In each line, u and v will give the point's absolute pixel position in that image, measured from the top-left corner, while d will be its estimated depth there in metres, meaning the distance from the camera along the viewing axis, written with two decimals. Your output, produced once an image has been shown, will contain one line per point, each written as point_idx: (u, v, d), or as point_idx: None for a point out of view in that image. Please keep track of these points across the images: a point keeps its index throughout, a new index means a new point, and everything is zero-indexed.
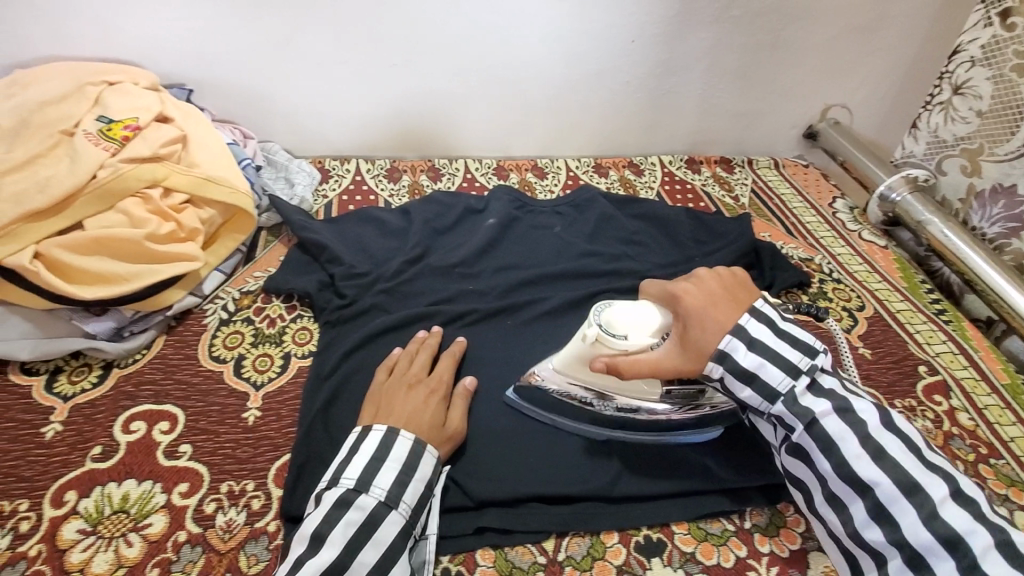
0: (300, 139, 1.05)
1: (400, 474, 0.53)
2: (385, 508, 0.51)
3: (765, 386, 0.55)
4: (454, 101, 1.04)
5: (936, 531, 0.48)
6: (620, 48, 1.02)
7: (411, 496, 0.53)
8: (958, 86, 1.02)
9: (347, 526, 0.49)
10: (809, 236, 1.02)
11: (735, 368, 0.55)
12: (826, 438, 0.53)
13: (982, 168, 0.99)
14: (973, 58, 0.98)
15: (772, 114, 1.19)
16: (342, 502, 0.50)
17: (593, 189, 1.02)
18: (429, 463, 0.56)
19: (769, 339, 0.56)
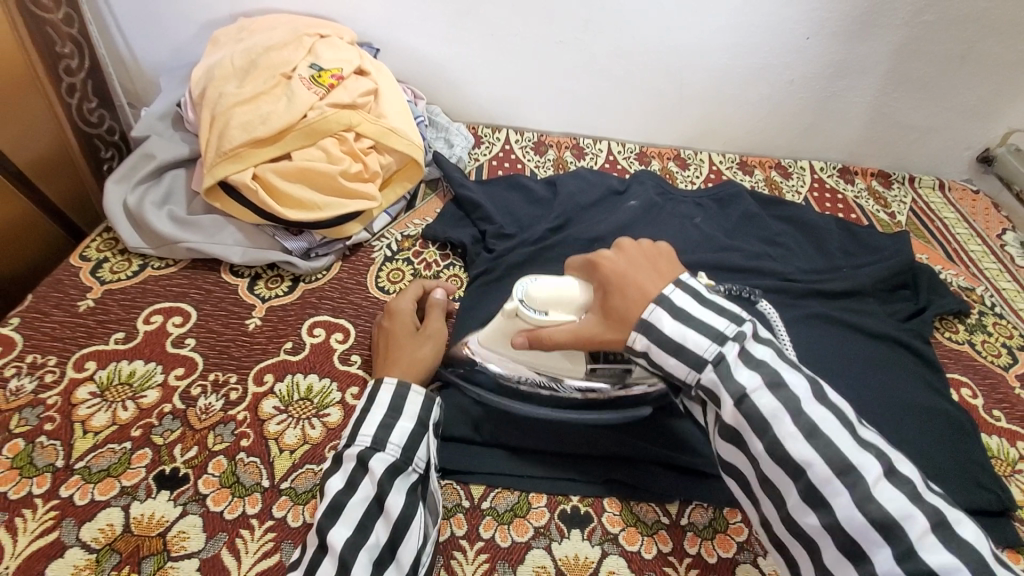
0: (460, 105, 1.13)
1: (382, 419, 0.56)
2: (371, 450, 0.54)
3: (687, 353, 0.51)
4: (611, 82, 1.07)
5: (866, 512, 0.45)
6: (792, 44, 0.99)
7: (399, 436, 0.55)
8: None
9: (342, 469, 0.53)
10: (972, 265, 0.95)
11: (661, 339, 0.52)
12: (759, 418, 0.49)
13: None
14: None
15: (944, 131, 1.10)
16: (338, 457, 0.54)
17: (738, 185, 1.01)
18: (416, 402, 0.58)
19: (695, 308, 0.53)
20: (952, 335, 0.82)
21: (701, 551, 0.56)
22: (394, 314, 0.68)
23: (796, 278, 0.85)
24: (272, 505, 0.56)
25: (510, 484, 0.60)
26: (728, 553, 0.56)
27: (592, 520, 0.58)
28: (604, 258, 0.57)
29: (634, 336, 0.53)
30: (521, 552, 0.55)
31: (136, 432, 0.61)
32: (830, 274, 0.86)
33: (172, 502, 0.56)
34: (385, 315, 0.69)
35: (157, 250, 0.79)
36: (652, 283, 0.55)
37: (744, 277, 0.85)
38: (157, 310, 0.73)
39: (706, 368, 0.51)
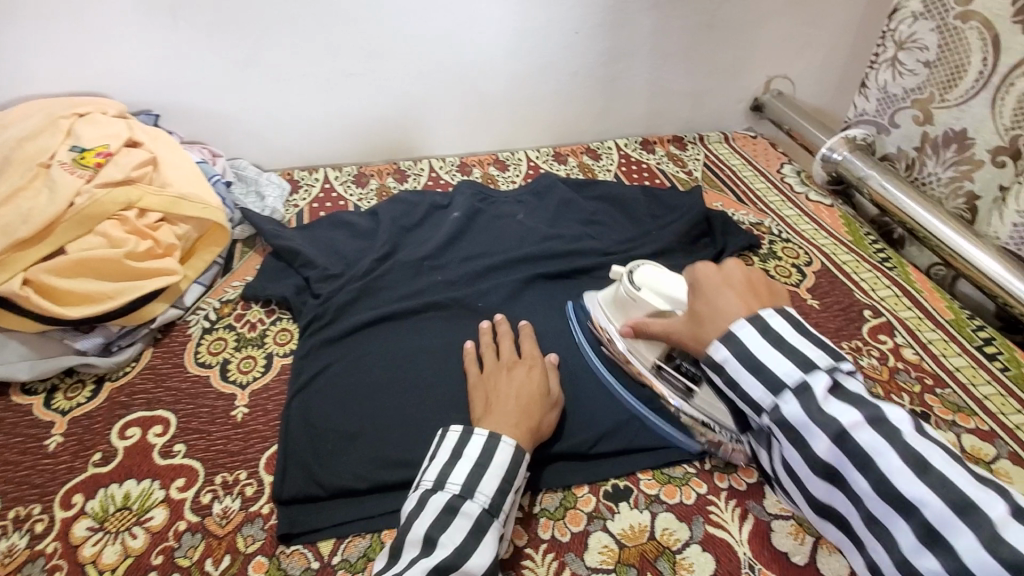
0: (271, 154, 1.10)
1: (500, 483, 0.54)
2: (488, 517, 0.52)
3: (767, 375, 0.51)
4: (413, 102, 1.09)
5: (998, 557, 0.40)
6: (565, 39, 1.07)
7: (508, 506, 0.55)
8: (902, 42, 0.96)
9: (460, 524, 0.51)
10: (759, 202, 1.07)
11: (745, 354, 0.53)
12: (860, 455, 0.46)
13: (934, 116, 0.93)
14: (914, 13, 0.92)
15: (719, 91, 1.24)
16: (449, 508, 0.52)
17: (552, 176, 1.07)
18: (523, 476, 0.57)
19: (790, 334, 0.53)
20: (749, 268, 0.92)
21: (554, 533, 0.58)
22: (535, 370, 0.66)
23: (614, 249, 0.92)
24: None
25: (360, 530, 0.58)
26: (579, 527, 0.59)
27: None
28: (706, 272, 0.61)
29: (716, 344, 0.55)
30: None
31: None
32: (642, 239, 0.93)
33: None
34: (524, 369, 0.66)
35: None
36: (740, 302, 0.57)
37: (568, 261, 0.90)
38: None
39: (789, 396, 0.50)
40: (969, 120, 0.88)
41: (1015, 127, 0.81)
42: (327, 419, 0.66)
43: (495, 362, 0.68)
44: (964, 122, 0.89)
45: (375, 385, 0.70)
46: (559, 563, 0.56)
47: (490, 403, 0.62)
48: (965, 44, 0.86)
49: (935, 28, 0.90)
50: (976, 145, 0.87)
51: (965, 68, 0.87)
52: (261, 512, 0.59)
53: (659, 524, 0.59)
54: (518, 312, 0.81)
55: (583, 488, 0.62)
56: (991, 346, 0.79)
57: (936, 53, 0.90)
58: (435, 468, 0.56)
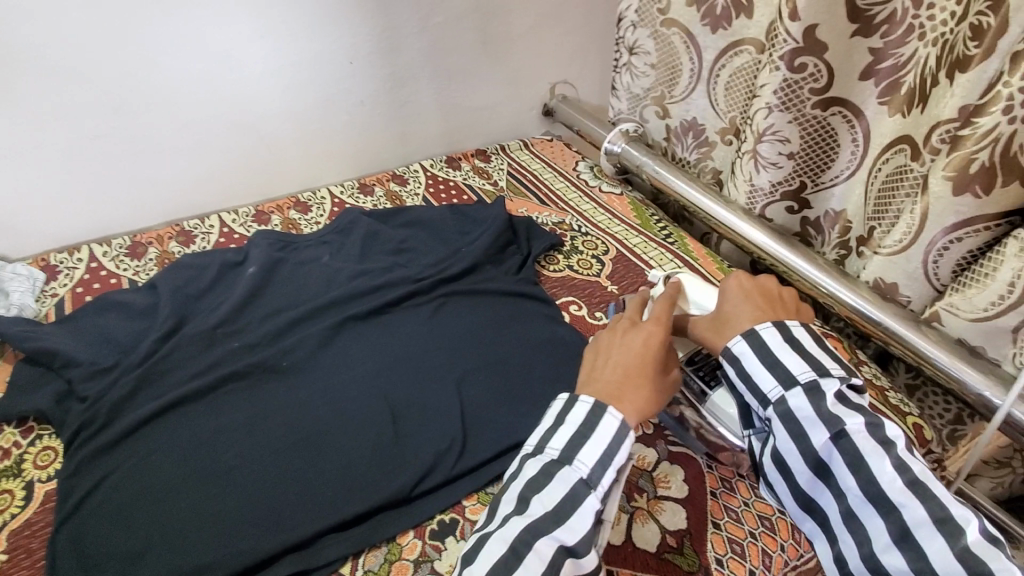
0: (13, 240, 0.94)
1: (602, 454, 0.49)
2: (585, 487, 0.48)
3: (782, 369, 0.52)
4: (184, 156, 1.00)
5: (964, 565, 0.44)
6: (340, 70, 1.05)
7: (610, 479, 0.49)
8: (632, 47, 1.11)
9: (556, 489, 0.48)
10: (560, 201, 1.13)
11: (760, 347, 0.54)
12: (854, 455, 0.48)
13: (670, 111, 1.11)
14: (634, 22, 1.08)
15: (510, 101, 1.30)
16: (546, 471, 0.49)
17: (355, 210, 1.04)
18: (626, 454, 0.50)
19: (807, 342, 0.54)
20: (554, 267, 0.97)
21: None
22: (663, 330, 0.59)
23: (425, 275, 0.91)
24: None
25: None
26: None
27: None
28: (736, 281, 0.61)
29: (736, 338, 0.55)
30: None
31: None
32: (452, 259, 0.94)
33: None
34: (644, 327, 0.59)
35: None
36: (757, 309, 0.58)
37: (380, 295, 0.88)
38: None
39: (798, 391, 0.51)
40: (694, 109, 1.06)
41: (730, 109, 0.99)
42: (100, 544, 0.57)
43: (624, 319, 0.62)
44: (691, 111, 1.07)
45: (164, 486, 0.62)
46: None
47: (591, 366, 0.57)
48: (675, 45, 1.03)
49: (651, 34, 1.06)
50: (707, 128, 1.06)
51: (680, 66, 1.04)
52: None
53: None
54: (328, 361, 0.77)
55: (409, 534, 0.61)
56: None
57: (656, 55, 1.07)
58: (537, 432, 0.53)
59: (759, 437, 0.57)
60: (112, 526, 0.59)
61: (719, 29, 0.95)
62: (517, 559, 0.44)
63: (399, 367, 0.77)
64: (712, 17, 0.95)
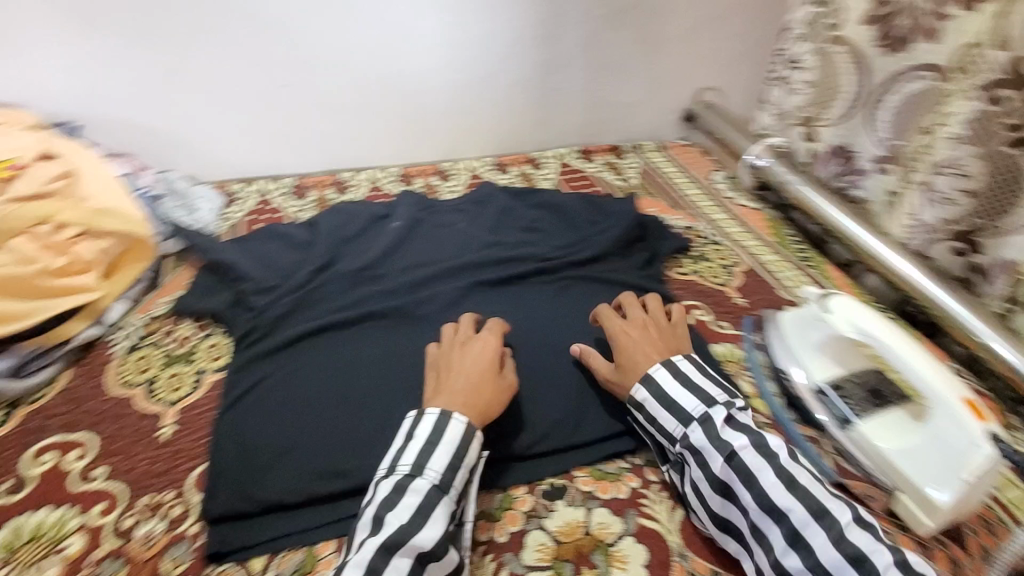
0: (203, 166, 1.07)
1: (452, 460, 0.56)
2: (438, 492, 0.54)
3: (678, 410, 0.61)
4: (352, 113, 1.09)
5: (841, 552, 0.50)
6: (502, 51, 1.10)
7: (461, 481, 0.56)
8: (792, 61, 1.07)
9: (408, 502, 0.53)
10: (692, 207, 1.12)
11: (659, 394, 0.63)
12: (744, 472, 0.56)
13: (819, 133, 1.05)
14: (801, 35, 1.04)
15: (653, 101, 1.29)
16: (399, 488, 0.53)
17: (493, 185, 1.08)
18: (475, 451, 0.58)
19: (672, 387, 0.63)
20: (681, 270, 0.96)
21: (492, 535, 0.59)
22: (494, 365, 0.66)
23: (553, 255, 0.94)
24: None
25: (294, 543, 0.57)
26: (517, 527, 0.60)
27: None
28: (619, 329, 0.71)
29: (636, 388, 0.64)
30: None
31: None
32: (580, 244, 0.96)
33: None
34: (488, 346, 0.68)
35: None
36: (651, 355, 0.67)
37: (508, 266, 0.92)
38: None
39: (695, 426, 0.60)
40: (848, 134, 1.00)
41: (893, 138, 0.92)
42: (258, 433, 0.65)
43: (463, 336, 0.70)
44: (844, 136, 1.01)
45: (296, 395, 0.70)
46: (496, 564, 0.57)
47: (440, 382, 0.63)
48: (837, 66, 0.99)
49: (814, 50, 1.02)
50: (860, 155, 0.99)
51: (840, 87, 0.99)
52: (188, 534, 0.57)
53: (595, 519, 0.61)
54: (455, 319, 0.81)
55: (521, 488, 0.63)
56: None
57: (816, 73, 1.03)
58: (391, 455, 0.57)
59: (675, 470, 0.62)
60: (268, 421, 0.66)
61: (893, 53, 0.90)
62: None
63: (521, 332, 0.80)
64: (889, 39, 0.90)
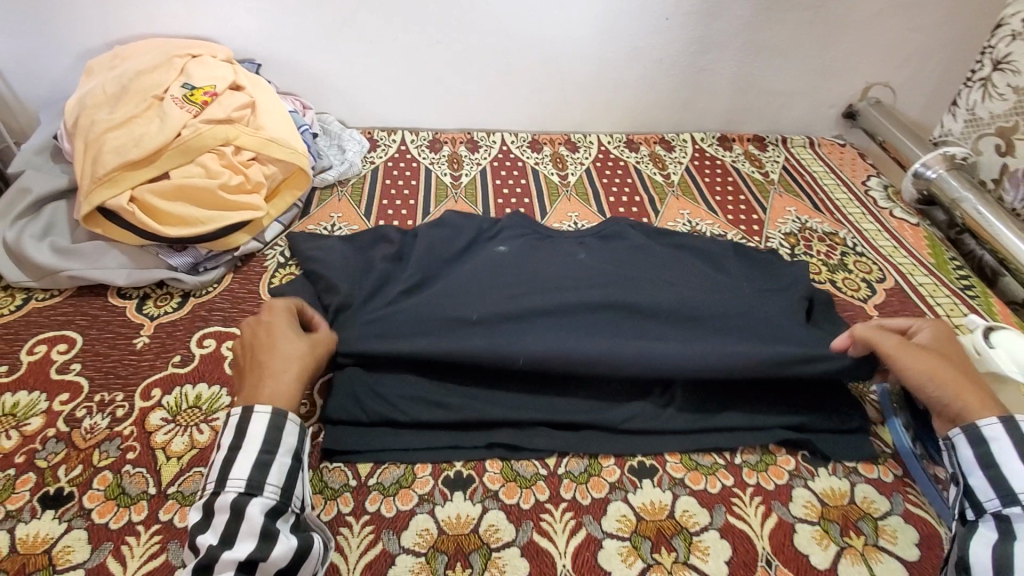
0: (354, 112, 1.16)
1: (253, 456, 0.52)
2: (245, 496, 0.50)
3: (1002, 483, 0.52)
4: (494, 76, 1.12)
5: None
6: (653, 25, 1.06)
7: (275, 475, 0.52)
8: (999, 60, 0.99)
9: (221, 519, 0.49)
10: (837, 211, 1.02)
11: (1022, 444, 0.53)
12: None
13: (1015, 147, 0.96)
14: (1015, 32, 0.96)
15: (811, 92, 1.19)
16: (207, 508, 0.50)
17: (622, 221, 0.92)
18: (292, 434, 0.55)
19: None
20: (814, 276, 0.88)
21: (575, 495, 0.60)
22: (318, 342, 0.64)
23: (675, 238, 0.90)
24: (158, 510, 0.57)
25: (396, 459, 0.62)
26: (601, 494, 0.61)
27: (474, 481, 0.61)
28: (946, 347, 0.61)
29: (992, 420, 0.54)
30: (405, 519, 0.58)
31: (19, 460, 0.61)
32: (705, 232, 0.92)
33: (57, 519, 0.56)
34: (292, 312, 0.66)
35: (40, 281, 0.78)
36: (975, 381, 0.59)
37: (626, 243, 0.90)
38: (42, 339, 0.73)
39: None
40: None
41: None
42: None
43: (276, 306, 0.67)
44: None
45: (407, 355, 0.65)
46: (576, 523, 0.58)
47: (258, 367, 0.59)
48: None
49: None
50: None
51: None
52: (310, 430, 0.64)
53: (680, 505, 0.60)
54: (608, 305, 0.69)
55: (609, 459, 0.64)
56: None
57: None
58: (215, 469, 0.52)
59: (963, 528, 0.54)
60: None
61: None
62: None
63: (637, 286, 0.75)
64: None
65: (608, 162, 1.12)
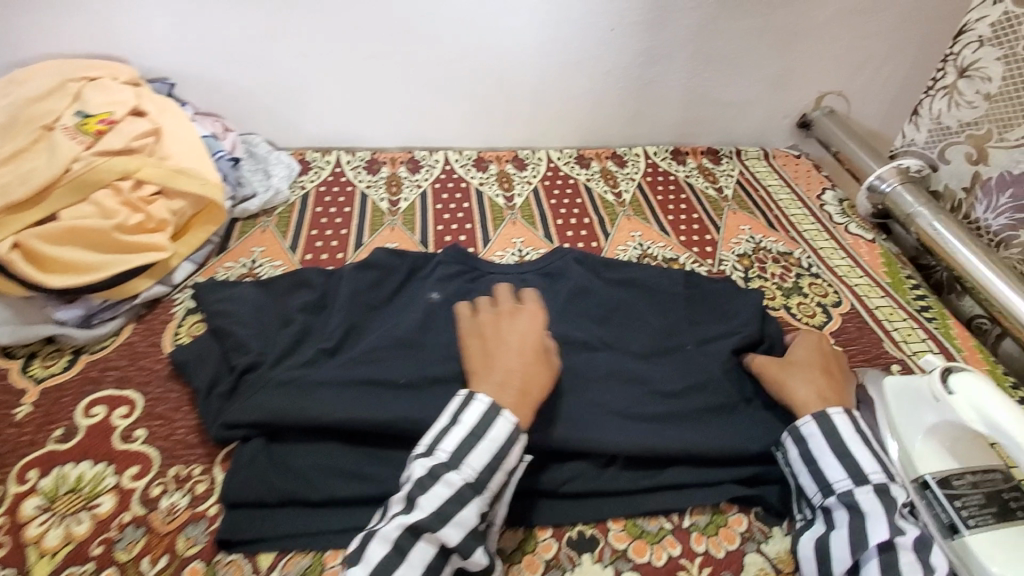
0: (284, 131, 1.08)
1: (489, 458, 0.53)
2: (469, 490, 0.51)
3: (820, 474, 0.56)
4: (433, 91, 1.05)
5: None
6: (599, 37, 1.01)
7: (495, 483, 0.53)
8: (964, 68, 0.93)
9: (438, 490, 0.51)
10: (792, 229, 0.99)
11: (834, 438, 0.57)
12: (892, 560, 0.49)
13: (990, 155, 0.91)
14: (982, 37, 0.90)
15: (764, 103, 1.15)
16: (432, 474, 0.52)
17: (566, 251, 0.87)
18: (516, 448, 0.55)
19: (851, 438, 0.57)
20: (768, 302, 0.84)
21: None
22: (538, 358, 0.62)
23: (624, 266, 0.85)
24: None
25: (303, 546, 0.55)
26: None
27: None
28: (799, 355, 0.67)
29: (806, 421, 0.58)
30: None
31: None
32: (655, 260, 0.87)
33: None
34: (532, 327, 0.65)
35: None
36: (819, 380, 0.63)
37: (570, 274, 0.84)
38: None
39: (867, 488, 0.53)
40: None
41: None
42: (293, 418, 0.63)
43: (506, 305, 0.68)
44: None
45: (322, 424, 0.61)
46: None
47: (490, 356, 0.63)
48: None
49: (1001, 56, 0.87)
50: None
51: None
52: (207, 514, 0.57)
53: None
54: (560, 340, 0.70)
55: (546, 532, 0.58)
56: None
57: (999, 84, 0.88)
58: (448, 441, 0.54)
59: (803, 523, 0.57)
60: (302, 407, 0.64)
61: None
62: (400, 555, 0.48)
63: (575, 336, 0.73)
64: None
65: (557, 180, 1.06)
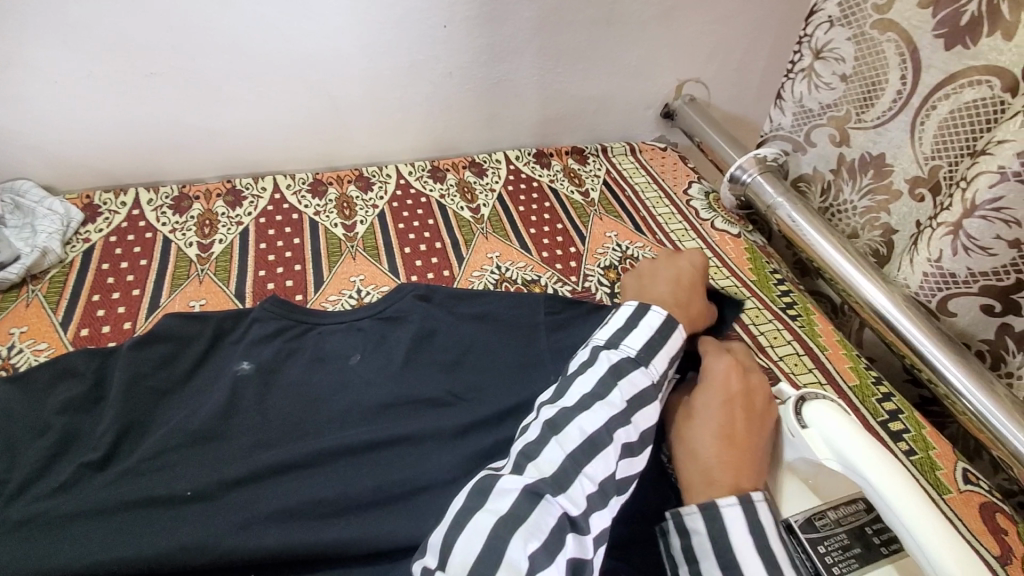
0: (63, 171, 0.88)
1: (648, 341, 0.58)
2: (632, 363, 0.56)
3: None
4: (245, 108, 0.90)
5: None
6: (431, 35, 0.89)
7: (660, 361, 0.58)
8: (818, 50, 0.89)
9: (596, 370, 0.56)
10: (659, 230, 0.93)
11: (720, 539, 0.47)
12: None
13: (850, 137, 0.88)
14: (831, 17, 0.86)
15: (625, 95, 1.08)
16: (594, 354, 0.58)
17: (409, 288, 0.75)
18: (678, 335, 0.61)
19: (743, 542, 0.47)
20: None
21: None
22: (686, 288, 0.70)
23: (474, 298, 0.75)
24: None
25: None
26: None
27: None
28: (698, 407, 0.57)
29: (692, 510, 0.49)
30: None
31: None
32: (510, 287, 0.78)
33: None
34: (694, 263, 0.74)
35: None
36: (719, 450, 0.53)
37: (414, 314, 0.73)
38: None
39: None
40: (885, 142, 0.83)
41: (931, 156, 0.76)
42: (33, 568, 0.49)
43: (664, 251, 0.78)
44: (880, 143, 0.84)
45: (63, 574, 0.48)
46: None
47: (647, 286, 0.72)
48: (886, 53, 0.80)
49: (851, 36, 0.83)
50: (896, 173, 0.82)
51: (888, 80, 0.80)
52: None
53: None
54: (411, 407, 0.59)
55: None
56: (898, 423, 0.68)
57: (853, 65, 0.84)
58: (608, 331, 0.60)
59: None
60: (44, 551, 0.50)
61: (956, 46, 0.71)
62: (561, 421, 0.52)
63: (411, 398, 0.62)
64: (954, 26, 0.71)
65: (407, 200, 0.94)
